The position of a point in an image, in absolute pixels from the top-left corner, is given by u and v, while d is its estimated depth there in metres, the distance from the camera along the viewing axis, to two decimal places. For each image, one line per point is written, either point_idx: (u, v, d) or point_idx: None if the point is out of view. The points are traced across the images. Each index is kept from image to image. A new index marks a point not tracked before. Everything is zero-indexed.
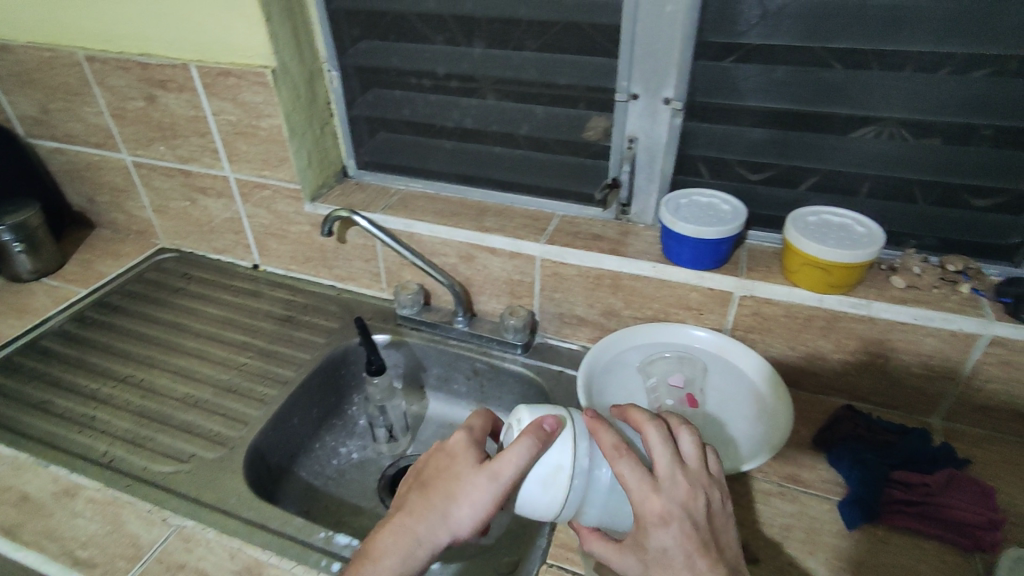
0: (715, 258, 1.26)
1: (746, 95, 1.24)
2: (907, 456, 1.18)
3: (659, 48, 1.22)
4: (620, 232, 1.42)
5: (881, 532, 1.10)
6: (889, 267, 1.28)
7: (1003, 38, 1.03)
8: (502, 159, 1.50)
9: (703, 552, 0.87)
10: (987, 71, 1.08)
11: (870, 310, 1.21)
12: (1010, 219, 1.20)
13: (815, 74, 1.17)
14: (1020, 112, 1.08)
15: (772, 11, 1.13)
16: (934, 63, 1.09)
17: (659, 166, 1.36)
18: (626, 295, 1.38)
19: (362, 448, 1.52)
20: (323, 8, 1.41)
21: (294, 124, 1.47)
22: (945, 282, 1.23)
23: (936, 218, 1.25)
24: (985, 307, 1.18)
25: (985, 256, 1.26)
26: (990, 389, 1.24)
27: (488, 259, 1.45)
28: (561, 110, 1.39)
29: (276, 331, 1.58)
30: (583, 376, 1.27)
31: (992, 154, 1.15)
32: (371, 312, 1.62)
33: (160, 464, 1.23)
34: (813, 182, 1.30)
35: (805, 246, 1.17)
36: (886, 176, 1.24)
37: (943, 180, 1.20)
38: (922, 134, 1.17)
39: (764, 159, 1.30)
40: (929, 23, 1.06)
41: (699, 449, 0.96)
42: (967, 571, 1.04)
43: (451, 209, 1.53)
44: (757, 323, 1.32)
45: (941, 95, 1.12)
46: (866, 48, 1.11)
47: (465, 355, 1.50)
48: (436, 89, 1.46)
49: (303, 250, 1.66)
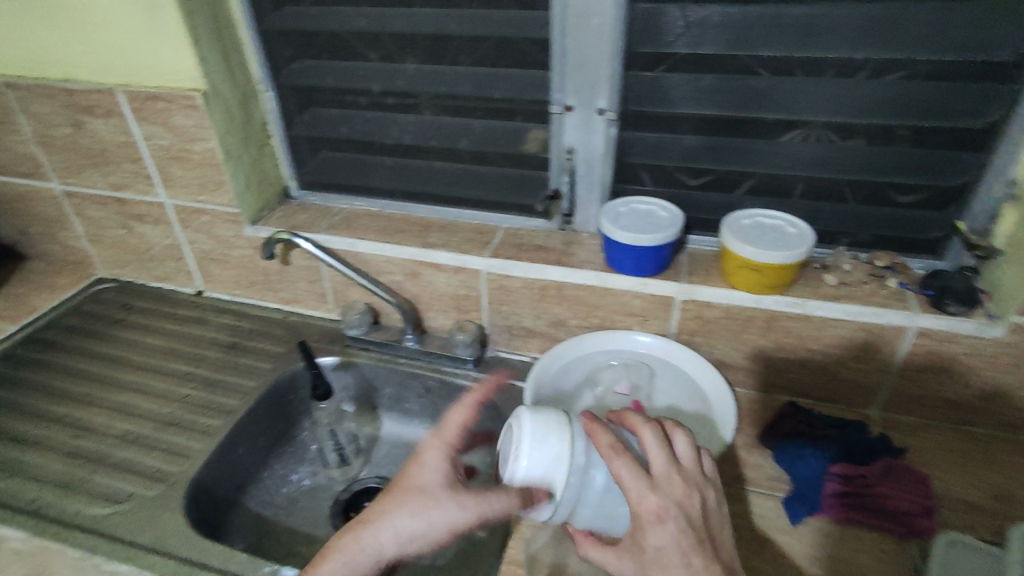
0: (658, 263, 1.02)
1: (858, 110, 0.94)
2: (845, 449, 0.98)
3: (818, 25, 0.89)
4: (565, 243, 1.14)
5: (827, 527, 0.91)
6: (822, 265, 1.05)
7: (914, 42, 0.86)
8: (443, 174, 1.21)
9: (700, 550, 0.68)
10: (900, 75, 0.90)
11: (806, 309, 0.99)
12: (933, 216, 1.00)
13: (743, 82, 0.96)
14: (948, 112, 0.90)
15: (696, 22, 0.93)
16: (852, 67, 0.91)
17: (600, 178, 1.10)
18: (749, 332, 1.04)
19: (315, 474, 1.18)
20: (254, 29, 1.12)
21: (231, 145, 1.15)
22: (873, 278, 1.01)
23: (860, 216, 1.03)
24: (911, 300, 0.97)
25: (909, 250, 1.05)
26: (936, 385, 1.01)
27: (433, 276, 1.14)
28: (499, 124, 1.13)
29: (220, 360, 1.22)
30: (531, 387, 1.01)
31: (917, 154, 0.95)
32: (316, 334, 1.27)
33: (94, 507, 0.93)
34: (748, 186, 1.07)
35: (739, 250, 0.95)
36: (816, 178, 1.02)
37: (873, 180, 1.00)
38: (847, 137, 0.97)
39: (828, 174, 1.01)
40: (917, 29, 0.86)
41: (697, 449, 0.76)
42: (904, 563, 0.86)
43: (393, 224, 1.21)
44: (701, 327, 1.06)
45: (857, 98, 0.93)
46: (789, 57, 0.92)
47: (419, 374, 1.19)
48: (373, 107, 1.17)
49: (247, 274, 1.29)
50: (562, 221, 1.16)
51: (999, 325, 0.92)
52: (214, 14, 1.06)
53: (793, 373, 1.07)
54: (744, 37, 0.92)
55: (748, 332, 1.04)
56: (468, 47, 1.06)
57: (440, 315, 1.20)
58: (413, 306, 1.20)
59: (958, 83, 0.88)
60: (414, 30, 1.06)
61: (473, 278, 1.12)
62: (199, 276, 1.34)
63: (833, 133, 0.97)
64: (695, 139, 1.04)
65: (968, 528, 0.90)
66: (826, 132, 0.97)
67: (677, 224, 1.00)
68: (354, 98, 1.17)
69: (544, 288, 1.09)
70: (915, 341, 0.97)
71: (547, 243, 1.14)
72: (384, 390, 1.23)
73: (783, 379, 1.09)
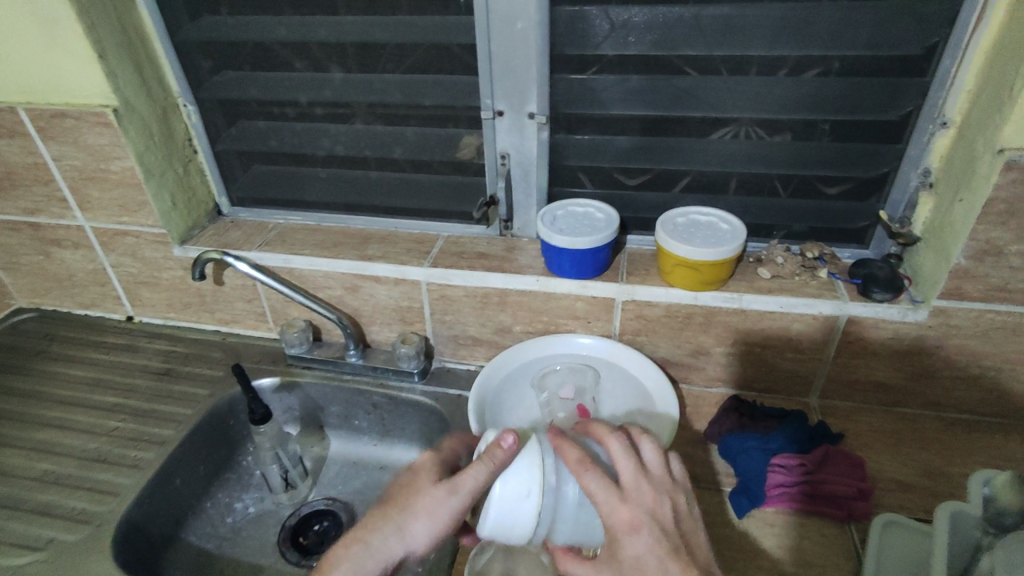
0: (596, 266, 1.12)
1: (780, 106, 1.04)
2: (786, 438, 1.07)
3: (738, 24, 0.98)
4: (506, 249, 1.24)
5: (768, 515, 1.03)
6: (756, 258, 1.16)
7: (831, 37, 0.96)
8: (381, 185, 1.28)
9: (677, 556, 0.73)
10: (817, 71, 1.00)
11: (741, 303, 1.09)
12: (859, 205, 1.12)
13: (666, 81, 1.05)
14: (862, 106, 1.01)
15: (621, 23, 1.01)
16: (771, 66, 1.01)
17: (535, 182, 1.20)
18: (669, 329, 1.15)
19: (260, 501, 1.26)
20: (168, 44, 1.18)
21: (150, 164, 1.21)
22: (806, 269, 1.12)
23: (792, 208, 1.15)
24: (841, 289, 1.09)
25: (838, 239, 1.17)
26: (866, 369, 1.13)
27: (375, 289, 1.23)
28: (432, 131, 1.20)
29: (152, 389, 1.29)
30: (475, 401, 1.11)
31: (837, 148, 1.07)
32: (256, 355, 1.34)
33: (11, 557, 1.00)
34: (684, 184, 1.17)
35: (675, 248, 1.05)
36: (748, 173, 1.13)
37: (801, 172, 1.11)
38: (773, 132, 1.08)
39: (753, 168, 1.12)
40: (821, 27, 0.96)
41: (662, 456, 0.83)
42: (841, 543, 0.99)
43: (331, 240, 1.29)
44: (644, 326, 1.16)
45: (778, 95, 1.03)
46: (713, 55, 1.02)
47: (363, 390, 1.26)
48: (301, 118, 1.24)
49: (179, 296, 1.37)
50: (501, 227, 1.27)
51: (921, 308, 1.04)
52: (125, 36, 1.12)
53: (729, 365, 1.17)
54: (667, 39, 1.01)
55: (689, 328, 1.14)
56: (393, 54, 1.12)
57: (383, 327, 1.29)
58: (352, 320, 1.29)
59: (865, 78, 0.99)
60: (338, 38, 1.11)
61: (413, 287, 1.20)
62: (127, 300, 1.41)
63: (754, 130, 1.08)
64: (628, 140, 1.13)
65: (891, 504, 1.02)
66: (748, 127, 1.08)
67: (612, 226, 1.11)
68: (285, 110, 1.23)
69: (485, 294, 1.18)
70: (845, 328, 1.08)
71: (488, 252, 1.23)
72: (330, 407, 1.31)
73: (708, 370, 1.20)
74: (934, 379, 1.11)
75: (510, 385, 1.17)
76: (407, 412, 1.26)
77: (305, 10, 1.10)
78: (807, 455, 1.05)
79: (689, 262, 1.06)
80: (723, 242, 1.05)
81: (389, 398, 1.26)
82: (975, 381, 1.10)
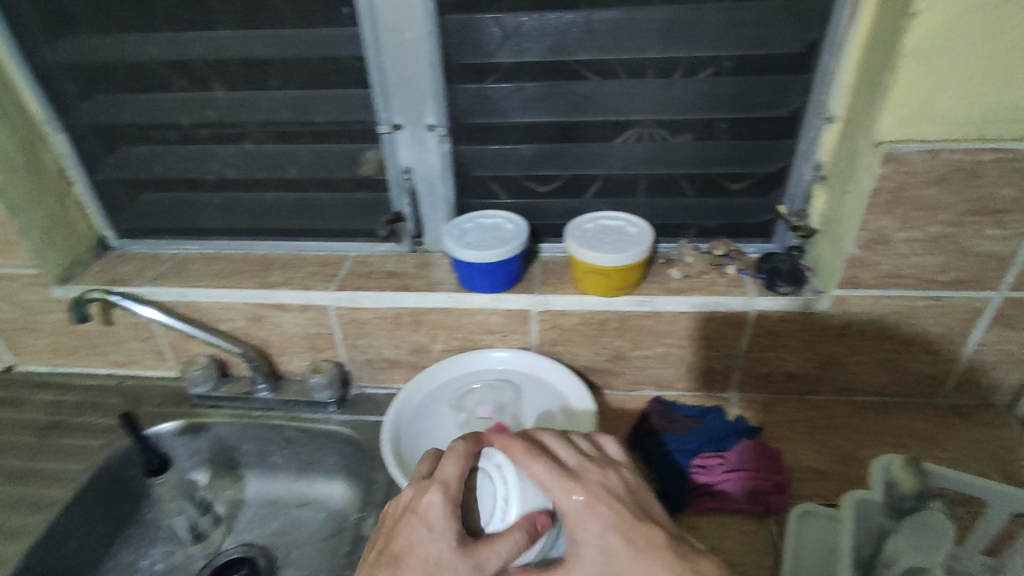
0: (507, 279, 1.21)
1: (679, 108, 1.15)
2: (705, 437, 1.19)
3: (627, 29, 1.08)
4: (418, 266, 1.33)
5: (690, 518, 1.11)
6: (666, 259, 1.28)
7: (735, 38, 1.07)
8: (278, 207, 1.36)
9: (637, 522, 0.79)
10: (710, 71, 1.12)
11: (654, 305, 1.20)
12: (759, 200, 1.25)
13: (566, 87, 1.15)
14: (754, 105, 1.13)
15: (513, 32, 1.10)
16: (666, 67, 1.13)
17: (400, 191, 1.11)
18: (576, 334, 1.26)
19: (168, 555, 1.29)
20: (25, 66, 1.20)
21: (11, 198, 1.24)
22: (714, 267, 1.24)
23: (700, 207, 1.27)
24: (748, 284, 1.21)
25: (744, 236, 1.30)
26: (778, 362, 1.25)
27: (248, 311, 1.14)
28: (325, 147, 1.28)
29: (41, 444, 1.31)
30: (392, 430, 1.17)
31: (734, 145, 1.19)
32: (157, 397, 1.39)
33: None
34: (596, 188, 1.28)
35: (585, 256, 1.14)
36: (655, 174, 1.24)
37: (709, 171, 1.22)
38: (676, 131, 1.19)
39: (660, 169, 1.22)
40: (710, 28, 1.07)
41: (595, 442, 0.93)
42: (760, 537, 1.08)
43: (216, 277, 1.25)
44: (559, 335, 1.26)
45: (677, 95, 1.14)
46: (610, 60, 1.12)
47: (249, 416, 1.21)
48: (185, 141, 1.30)
49: (66, 338, 1.42)
50: (413, 242, 1.36)
51: (825, 297, 1.16)
52: None
53: (650, 367, 1.28)
54: (564, 45, 1.11)
55: (605, 334, 1.25)
56: (281, 72, 1.19)
57: (269, 349, 1.21)
58: (241, 353, 1.24)
59: (753, 76, 1.11)
60: (220, 56, 1.17)
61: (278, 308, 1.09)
62: (9, 348, 1.45)
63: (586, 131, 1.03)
64: (531, 148, 1.24)
65: (806, 494, 1.13)
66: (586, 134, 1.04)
67: (520, 235, 1.19)
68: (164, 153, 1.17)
69: (357, 313, 1.10)
70: (755, 322, 1.20)
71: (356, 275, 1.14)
72: (228, 436, 1.28)
73: (618, 373, 1.30)
74: (841, 365, 1.23)
75: (427, 410, 1.24)
76: (323, 443, 1.32)
77: (178, 29, 1.16)
78: (726, 455, 1.17)
79: (599, 269, 1.15)
80: (630, 245, 1.14)
81: (304, 430, 1.31)
82: (880, 363, 1.22)
